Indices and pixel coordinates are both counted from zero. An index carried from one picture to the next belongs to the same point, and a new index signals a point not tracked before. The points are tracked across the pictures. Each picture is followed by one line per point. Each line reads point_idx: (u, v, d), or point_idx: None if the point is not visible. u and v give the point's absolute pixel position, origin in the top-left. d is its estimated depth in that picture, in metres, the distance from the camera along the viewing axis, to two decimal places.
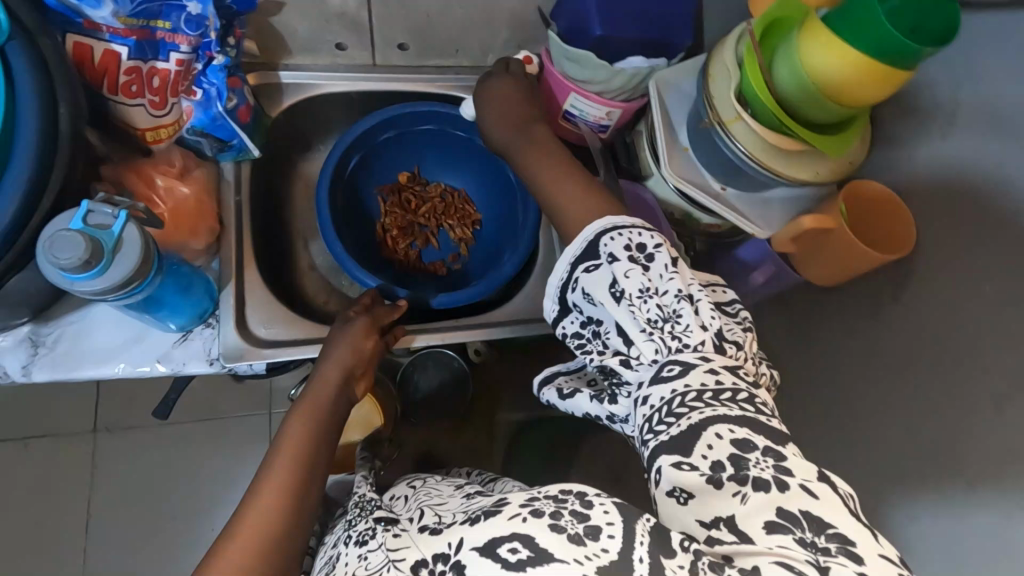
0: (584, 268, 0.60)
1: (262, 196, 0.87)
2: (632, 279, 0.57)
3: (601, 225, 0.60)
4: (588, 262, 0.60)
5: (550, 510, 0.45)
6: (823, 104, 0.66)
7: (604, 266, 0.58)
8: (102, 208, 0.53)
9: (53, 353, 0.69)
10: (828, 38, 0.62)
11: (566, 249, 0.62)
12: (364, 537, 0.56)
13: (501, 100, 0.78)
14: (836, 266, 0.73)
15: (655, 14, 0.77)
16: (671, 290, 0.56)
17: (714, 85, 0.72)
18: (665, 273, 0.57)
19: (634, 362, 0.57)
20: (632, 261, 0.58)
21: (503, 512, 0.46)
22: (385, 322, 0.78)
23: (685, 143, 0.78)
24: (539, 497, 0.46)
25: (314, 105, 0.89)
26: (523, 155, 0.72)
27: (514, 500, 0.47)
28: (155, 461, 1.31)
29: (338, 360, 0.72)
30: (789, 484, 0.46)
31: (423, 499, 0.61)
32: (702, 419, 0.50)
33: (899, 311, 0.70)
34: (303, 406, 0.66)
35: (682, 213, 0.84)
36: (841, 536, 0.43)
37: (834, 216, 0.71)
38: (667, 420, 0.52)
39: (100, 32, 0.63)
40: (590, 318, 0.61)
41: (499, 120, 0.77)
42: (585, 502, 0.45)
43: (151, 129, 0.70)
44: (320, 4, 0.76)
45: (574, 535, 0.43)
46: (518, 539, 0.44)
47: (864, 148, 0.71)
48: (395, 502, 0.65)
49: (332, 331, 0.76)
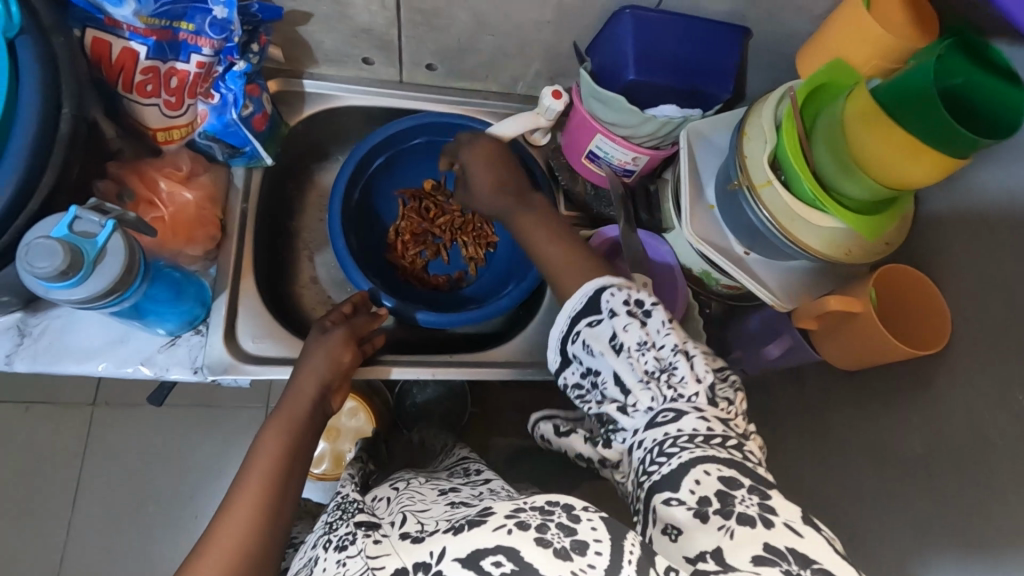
0: (583, 323, 0.59)
1: (270, 203, 0.86)
2: (631, 332, 0.56)
3: (602, 282, 0.59)
4: (590, 316, 0.58)
5: (536, 524, 0.42)
6: (863, 184, 0.61)
7: (603, 321, 0.57)
8: (90, 216, 0.51)
9: (38, 345, 0.67)
10: (875, 114, 0.58)
11: (564, 305, 0.61)
12: (343, 540, 0.53)
13: (484, 160, 0.75)
14: (855, 349, 0.68)
15: (694, 64, 0.73)
16: (669, 344, 0.56)
17: (749, 146, 0.67)
18: (663, 328, 0.56)
19: (631, 408, 0.55)
20: (631, 315, 0.56)
21: (487, 523, 0.43)
22: (364, 331, 0.75)
23: (711, 200, 0.74)
24: (525, 508, 0.44)
25: (334, 116, 0.87)
26: (516, 214, 0.70)
27: (499, 510, 0.44)
28: (147, 440, 1.30)
29: (313, 373, 0.68)
30: (773, 522, 0.44)
31: (404, 504, 0.60)
32: (691, 458, 0.49)
33: (918, 410, 0.65)
34: (280, 416, 0.63)
35: (699, 270, 0.80)
36: (827, 572, 0.41)
37: (861, 299, 0.66)
38: (659, 460, 0.51)
39: (119, 30, 0.62)
40: (588, 370, 0.59)
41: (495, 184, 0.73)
42: (572, 516, 0.42)
43: (163, 129, 0.69)
44: (348, 19, 0.73)
45: (560, 549, 0.41)
46: (502, 552, 0.41)
47: (903, 233, 0.66)
48: (377, 504, 0.64)
49: (306, 344, 0.71)
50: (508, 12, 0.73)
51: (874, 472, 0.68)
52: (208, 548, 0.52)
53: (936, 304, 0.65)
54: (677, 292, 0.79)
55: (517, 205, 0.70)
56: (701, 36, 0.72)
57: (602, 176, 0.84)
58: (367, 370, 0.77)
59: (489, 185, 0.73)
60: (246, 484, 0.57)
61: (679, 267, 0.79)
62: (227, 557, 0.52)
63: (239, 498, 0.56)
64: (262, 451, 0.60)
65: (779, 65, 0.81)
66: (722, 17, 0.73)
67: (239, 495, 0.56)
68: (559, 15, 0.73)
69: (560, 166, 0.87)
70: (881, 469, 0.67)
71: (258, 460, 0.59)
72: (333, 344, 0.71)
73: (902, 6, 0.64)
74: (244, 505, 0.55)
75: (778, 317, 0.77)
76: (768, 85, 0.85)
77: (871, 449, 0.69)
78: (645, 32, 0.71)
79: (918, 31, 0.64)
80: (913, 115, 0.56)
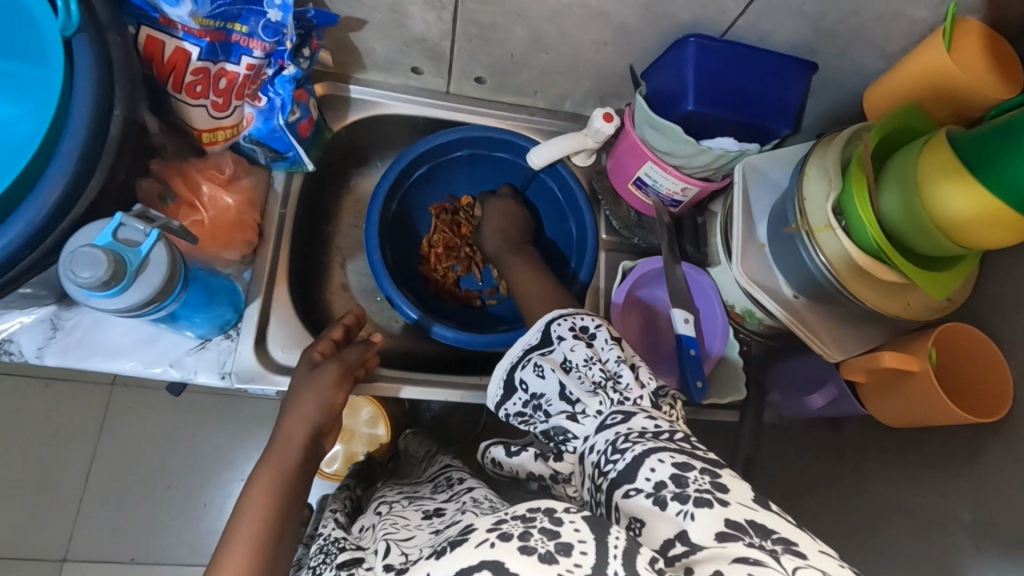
0: (537, 353, 0.61)
1: (307, 207, 0.85)
2: (578, 351, 0.58)
3: (554, 312, 0.63)
4: (542, 349, 0.61)
5: (519, 532, 0.38)
6: (937, 242, 0.57)
7: (555, 350, 0.60)
8: (134, 223, 0.50)
9: (69, 340, 0.66)
10: (952, 167, 0.55)
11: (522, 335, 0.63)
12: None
13: (495, 211, 0.86)
14: (903, 408, 0.64)
15: (757, 98, 0.69)
16: (613, 356, 0.57)
17: (808, 186, 0.64)
18: (608, 344, 0.58)
19: (580, 416, 0.54)
20: (577, 339, 0.59)
21: (469, 541, 0.39)
22: (355, 361, 0.71)
23: (763, 238, 0.72)
24: (505, 518, 0.40)
25: (377, 123, 0.86)
26: (509, 257, 0.81)
27: (480, 525, 0.40)
28: (163, 423, 1.30)
29: (309, 396, 0.66)
30: (727, 499, 0.41)
31: (385, 530, 0.58)
32: (643, 450, 0.46)
33: (964, 477, 0.62)
34: (275, 455, 0.62)
35: (741, 308, 0.76)
36: (786, 539, 0.38)
37: (919, 357, 0.63)
38: (613, 459, 0.48)
39: (174, 29, 0.60)
40: (532, 395, 0.59)
41: (497, 232, 0.84)
42: (555, 519, 0.39)
43: (208, 130, 0.68)
44: (404, 28, 0.71)
45: (544, 554, 0.37)
46: (487, 567, 0.37)
47: (965, 289, 0.64)
48: (363, 535, 0.63)
49: (295, 378, 0.69)
50: (567, 32, 0.70)
51: (915, 538, 0.64)
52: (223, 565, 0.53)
53: (999, 369, 0.61)
54: (717, 328, 0.77)
55: (508, 249, 0.82)
56: (766, 67, 0.70)
57: (647, 204, 0.81)
58: (374, 387, 0.75)
59: (493, 232, 0.84)
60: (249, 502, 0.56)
61: (721, 306, 0.77)
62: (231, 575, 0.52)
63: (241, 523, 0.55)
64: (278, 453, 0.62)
65: (842, 100, 0.78)
66: (789, 50, 0.70)
67: (240, 526, 0.56)
68: (620, 36, 0.71)
69: (603, 188, 0.85)
70: (922, 534, 0.64)
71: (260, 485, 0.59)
72: (328, 385, 0.67)
73: (983, 51, 0.60)
74: (242, 547, 0.54)
75: (822, 363, 0.74)
76: (828, 119, 0.82)
77: (911, 510, 0.65)
78: (709, 63, 0.68)
79: (999, 81, 0.60)
80: (987, 168, 0.52)
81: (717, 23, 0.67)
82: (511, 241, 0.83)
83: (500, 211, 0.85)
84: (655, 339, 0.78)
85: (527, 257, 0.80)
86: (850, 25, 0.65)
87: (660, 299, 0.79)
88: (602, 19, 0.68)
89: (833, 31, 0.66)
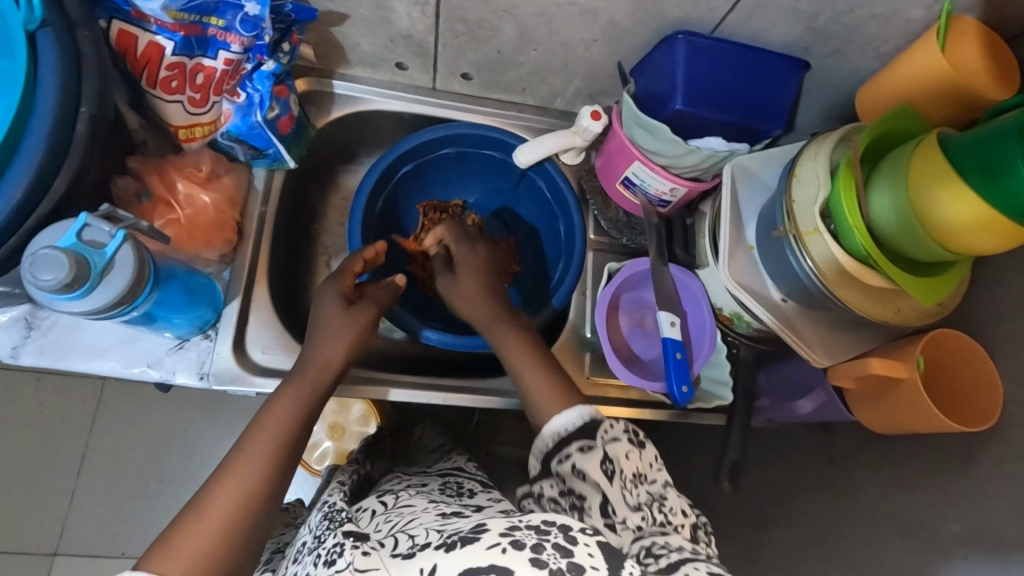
0: (576, 445, 0.54)
1: (291, 204, 0.83)
2: (630, 461, 0.52)
3: (594, 410, 0.57)
4: (582, 440, 0.55)
5: (532, 543, 0.41)
6: (927, 248, 0.56)
7: (597, 447, 0.53)
8: (100, 224, 0.49)
9: (46, 339, 0.64)
10: (943, 175, 0.53)
11: (556, 420, 0.57)
12: (331, 553, 0.47)
13: (471, 271, 0.73)
14: (895, 416, 0.63)
15: (745, 97, 0.68)
16: (660, 478, 0.53)
17: (798, 188, 0.63)
18: (655, 463, 0.53)
19: (618, 529, 0.49)
20: (631, 443, 0.53)
21: (481, 541, 0.41)
22: (388, 301, 0.72)
23: (752, 241, 0.70)
24: (519, 526, 0.42)
25: (364, 120, 0.84)
26: (504, 338, 0.67)
27: (493, 526, 0.43)
28: (154, 419, 1.29)
29: (337, 339, 0.65)
30: None
31: (391, 518, 0.54)
32: (680, 559, 0.44)
33: (953, 490, 0.60)
34: (297, 385, 0.62)
35: (730, 311, 0.74)
36: None
37: (907, 364, 0.62)
38: (646, 561, 0.44)
39: (147, 23, 0.59)
40: (569, 490, 0.53)
41: (466, 293, 0.72)
42: (569, 538, 0.41)
43: (185, 127, 0.67)
44: (388, 23, 0.70)
45: (555, 570, 0.40)
46: (496, 571, 0.39)
47: (958, 295, 0.62)
48: (362, 515, 0.59)
49: (325, 310, 0.67)
50: (555, 28, 0.69)
51: (902, 550, 0.63)
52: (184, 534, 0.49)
53: (984, 369, 0.60)
54: (705, 332, 0.75)
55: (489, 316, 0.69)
56: (758, 66, 0.68)
57: (635, 205, 0.80)
58: (358, 391, 0.74)
59: (475, 301, 0.71)
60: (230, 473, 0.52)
61: (709, 310, 0.75)
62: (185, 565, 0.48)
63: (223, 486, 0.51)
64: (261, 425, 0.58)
65: (837, 100, 0.76)
66: (781, 49, 0.68)
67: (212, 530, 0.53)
68: (609, 34, 0.69)
69: (592, 189, 0.83)
70: (912, 542, 0.62)
71: (241, 465, 0.54)
72: (342, 331, 0.66)
73: (982, 50, 0.58)
74: (213, 519, 0.51)
75: (810, 369, 0.72)
76: (822, 119, 0.81)
77: (901, 518, 0.64)
78: (698, 61, 0.66)
79: (993, 83, 0.58)
80: (982, 176, 0.51)
81: (707, 22, 0.65)
82: (498, 310, 0.70)
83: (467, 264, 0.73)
84: (644, 342, 0.77)
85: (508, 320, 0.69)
86: (845, 25, 0.63)
87: (646, 302, 0.79)
88: (591, 16, 0.66)
89: (827, 29, 0.64)
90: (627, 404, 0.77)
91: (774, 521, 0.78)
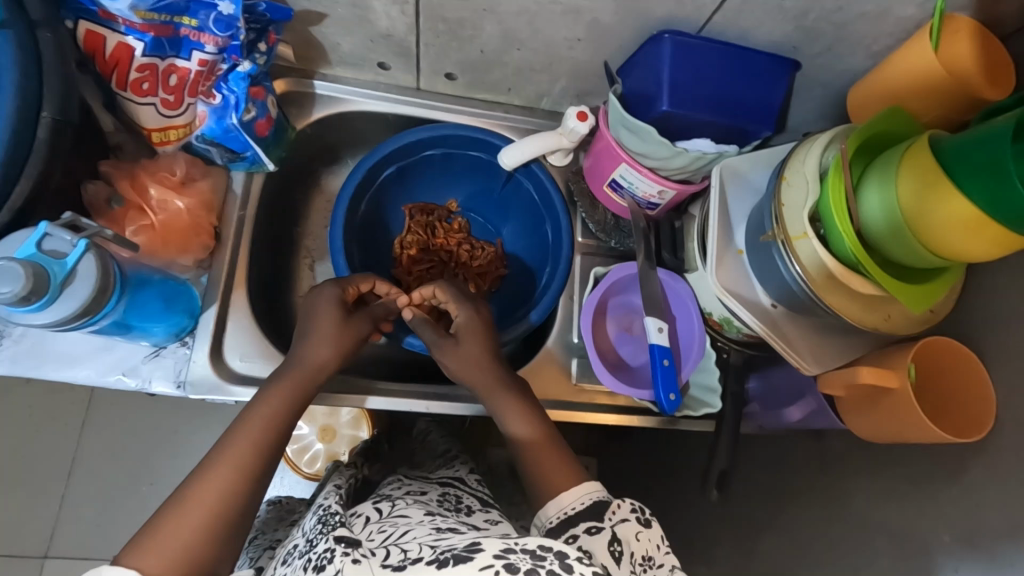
0: (583, 526, 0.52)
1: (272, 206, 0.82)
2: (639, 543, 0.51)
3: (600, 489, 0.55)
4: (590, 521, 0.52)
5: (526, 568, 0.40)
6: (918, 255, 0.54)
7: (606, 530, 0.51)
8: (60, 234, 0.50)
9: (16, 347, 0.63)
10: (934, 178, 0.51)
11: (560, 499, 0.54)
12: (321, 559, 0.45)
13: (473, 336, 0.69)
14: (887, 426, 0.61)
15: (733, 96, 0.66)
16: (667, 563, 0.52)
17: (787, 192, 0.61)
18: (662, 545, 0.52)
19: None
20: (641, 523, 0.52)
21: (474, 561, 0.40)
22: (381, 316, 0.72)
23: (741, 245, 0.69)
24: (514, 549, 0.41)
25: (346, 121, 0.83)
26: (503, 403, 0.64)
27: (488, 546, 0.41)
28: (139, 421, 1.26)
29: (325, 335, 0.64)
30: None
31: (385, 528, 0.51)
32: None
33: (942, 501, 0.59)
34: (287, 380, 0.60)
35: (719, 316, 0.72)
36: None
37: (899, 373, 0.60)
38: None
39: (115, 23, 0.57)
40: None
41: (464, 358, 0.67)
42: (565, 565, 0.40)
43: (159, 129, 0.65)
44: (367, 23, 0.68)
45: None
46: None
47: (950, 301, 0.61)
48: (355, 521, 0.54)
49: (319, 314, 0.66)
50: (538, 28, 0.67)
51: (891, 562, 0.61)
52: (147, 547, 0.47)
53: (978, 377, 0.59)
54: (694, 340, 0.74)
55: (492, 383, 0.65)
56: (746, 66, 0.66)
57: (622, 207, 0.78)
58: (336, 399, 0.72)
59: (473, 365, 0.67)
60: (205, 487, 0.51)
61: (698, 316, 0.74)
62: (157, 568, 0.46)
63: (197, 499, 0.50)
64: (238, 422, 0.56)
65: (827, 99, 0.74)
66: (770, 48, 0.67)
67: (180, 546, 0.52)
68: (593, 32, 0.67)
69: (579, 191, 0.82)
70: (901, 554, 0.61)
71: (213, 471, 0.52)
72: (330, 331, 0.65)
73: (975, 48, 0.56)
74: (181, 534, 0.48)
75: (801, 375, 0.71)
76: (813, 119, 0.79)
77: (890, 529, 0.62)
78: (684, 60, 0.64)
79: (985, 83, 0.56)
80: (972, 180, 0.49)
81: (694, 21, 0.64)
82: (500, 373, 0.66)
83: (471, 327, 0.69)
84: (631, 349, 0.75)
85: (510, 386, 0.65)
86: (836, 23, 0.61)
87: (633, 307, 0.77)
88: (574, 15, 0.64)
89: (816, 28, 0.62)
90: (616, 411, 0.76)
91: (762, 528, 0.77)
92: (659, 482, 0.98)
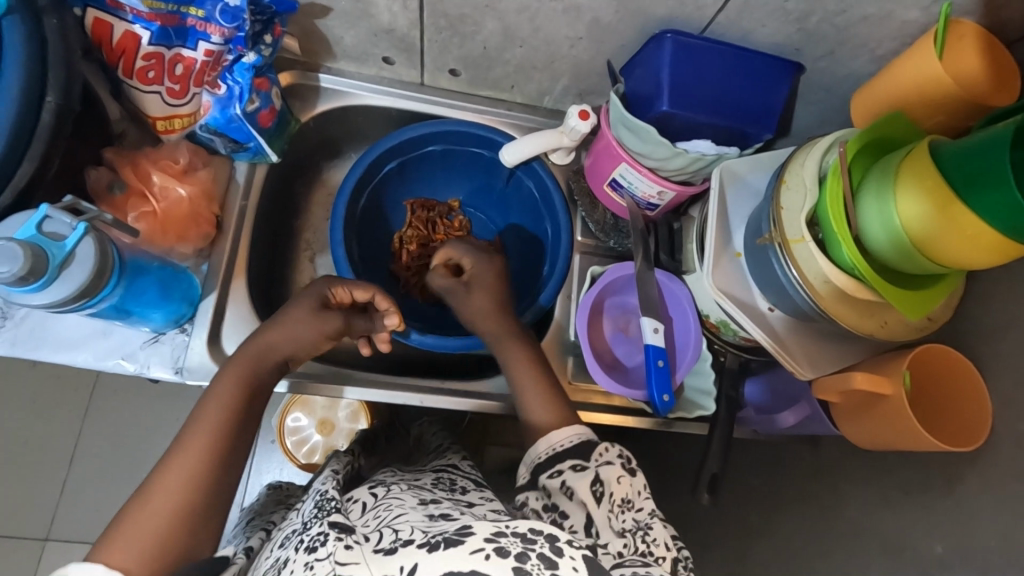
0: (568, 464, 0.55)
1: (273, 198, 0.83)
2: (621, 486, 0.53)
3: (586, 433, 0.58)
4: (575, 459, 0.55)
5: (516, 552, 0.40)
6: (916, 262, 0.53)
7: (588, 470, 0.54)
8: (60, 217, 0.52)
9: (17, 329, 0.64)
10: (932, 185, 0.50)
11: (552, 435, 0.58)
12: (314, 541, 0.45)
13: (484, 287, 0.72)
14: (881, 432, 0.61)
15: (734, 99, 0.66)
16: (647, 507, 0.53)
17: (786, 196, 0.61)
18: (643, 492, 0.54)
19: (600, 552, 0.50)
20: (624, 468, 0.54)
21: (465, 545, 0.40)
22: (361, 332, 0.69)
23: (739, 248, 0.68)
24: (505, 532, 0.41)
25: (349, 115, 0.83)
26: (511, 353, 0.67)
27: (479, 529, 0.41)
28: (140, 408, 1.26)
29: (288, 327, 0.64)
30: None
31: (380, 512, 0.50)
32: None
33: (934, 510, 0.58)
34: (240, 367, 0.60)
35: (717, 318, 0.72)
36: None
37: (894, 379, 0.60)
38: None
39: (122, 12, 0.58)
40: (552, 505, 0.54)
41: (479, 314, 0.70)
42: (556, 548, 0.40)
43: (163, 118, 0.66)
44: (369, 17, 0.68)
45: None
46: None
47: (949, 307, 0.61)
48: (352, 507, 0.54)
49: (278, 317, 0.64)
50: (539, 25, 0.67)
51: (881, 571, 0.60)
52: (129, 543, 0.48)
53: (976, 389, 0.58)
54: (689, 342, 0.74)
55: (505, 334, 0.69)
56: (747, 68, 0.66)
57: (622, 206, 0.78)
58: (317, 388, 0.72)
59: (485, 314, 0.70)
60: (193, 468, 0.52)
61: (694, 317, 0.74)
62: (147, 546, 0.49)
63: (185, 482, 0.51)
64: (220, 401, 0.57)
65: (831, 103, 0.74)
66: (771, 50, 0.66)
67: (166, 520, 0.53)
68: (594, 31, 0.67)
69: (580, 189, 0.82)
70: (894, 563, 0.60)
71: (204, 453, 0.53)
72: (292, 323, 0.64)
73: (980, 54, 0.56)
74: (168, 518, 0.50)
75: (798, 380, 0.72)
76: (817, 122, 0.78)
77: (881, 538, 0.62)
78: (685, 62, 0.64)
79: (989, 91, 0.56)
80: (971, 186, 0.48)
81: (696, 21, 0.63)
82: (513, 326, 0.70)
83: (486, 278, 0.72)
84: (625, 348, 0.76)
85: (519, 345, 0.68)
86: (837, 25, 0.61)
87: (630, 307, 0.77)
88: (575, 14, 0.65)
89: (818, 31, 0.62)
90: (612, 411, 0.76)
91: (756, 534, 0.76)
92: (654, 485, 0.97)
